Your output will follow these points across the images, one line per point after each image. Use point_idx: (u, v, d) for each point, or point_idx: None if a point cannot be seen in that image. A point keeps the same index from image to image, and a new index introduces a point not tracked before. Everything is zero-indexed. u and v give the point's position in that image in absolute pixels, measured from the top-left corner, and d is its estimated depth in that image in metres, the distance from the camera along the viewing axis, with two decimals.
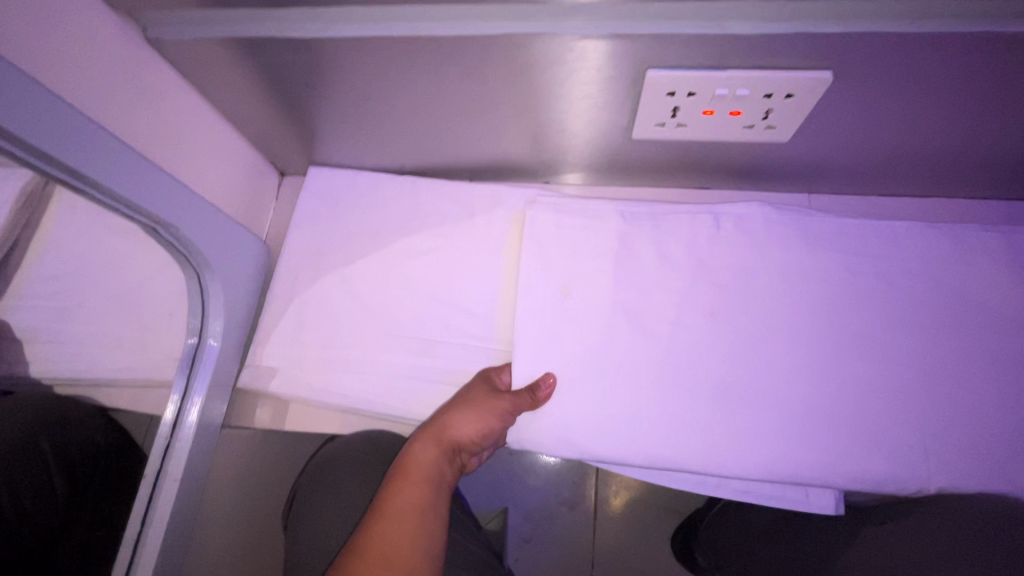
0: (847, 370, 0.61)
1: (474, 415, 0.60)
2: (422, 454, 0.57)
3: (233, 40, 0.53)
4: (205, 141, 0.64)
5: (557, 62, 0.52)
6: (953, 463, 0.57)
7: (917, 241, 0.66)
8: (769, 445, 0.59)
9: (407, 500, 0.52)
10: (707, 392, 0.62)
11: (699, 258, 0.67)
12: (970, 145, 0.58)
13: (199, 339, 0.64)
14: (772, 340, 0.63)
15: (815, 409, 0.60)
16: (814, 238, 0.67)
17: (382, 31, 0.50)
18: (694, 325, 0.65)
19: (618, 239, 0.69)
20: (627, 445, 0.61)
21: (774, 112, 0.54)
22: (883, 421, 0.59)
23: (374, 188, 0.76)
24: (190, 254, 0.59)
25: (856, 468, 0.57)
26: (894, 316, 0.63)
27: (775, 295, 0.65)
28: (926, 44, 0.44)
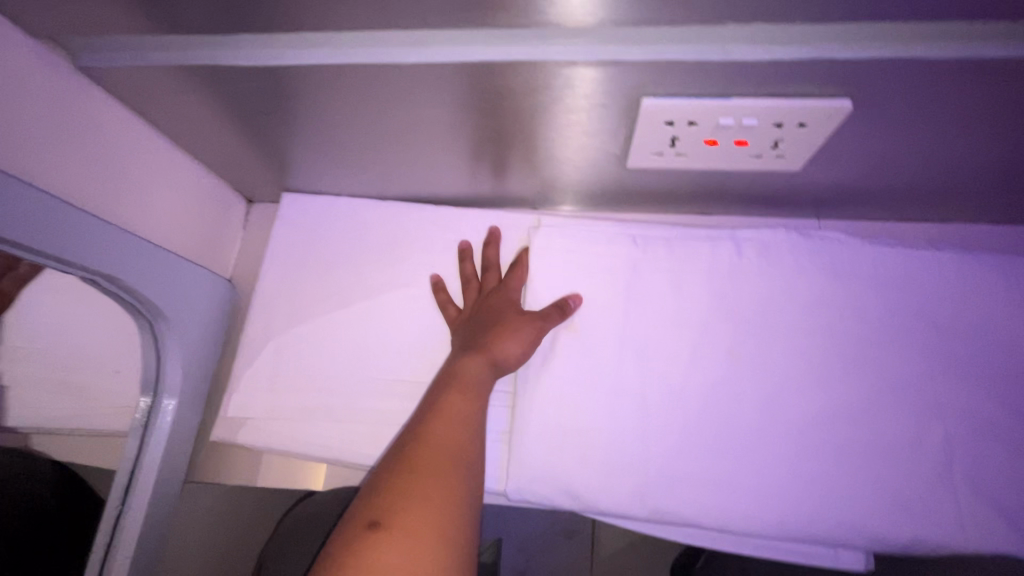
0: (877, 416, 0.57)
1: (524, 342, 0.57)
2: (464, 383, 0.52)
3: (177, 68, 0.47)
4: (155, 174, 0.58)
5: (541, 90, 0.46)
6: (984, 518, 0.53)
7: (957, 276, 0.60)
8: (791, 494, 0.55)
9: (449, 440, 0.47)
10: (723, 433, 0.57)
11: (720, 291, 0.62)
12: (1001, 178, 0.53)
13: (153, 399, 0.59)
14: (789, 384, 0.58)
15: (846, 456, 0.56)
16: (844, 269, 0.61)
17: (345, 58, 0.44)
18: (709, 356, 0.59)
19: (628, 268, 0.63)
20: (639, 502, 0.56)
21: (784, 141, 0.48)
22: (914, 475, 0.55)
23: (349, 221, 0.70)
24: (138, 302, 0.54)
25: (884, 526, 0.54)
26: (930, 360, 0.58)
27: (793, 322, 0.60)
28: (964, 72, 0.39)
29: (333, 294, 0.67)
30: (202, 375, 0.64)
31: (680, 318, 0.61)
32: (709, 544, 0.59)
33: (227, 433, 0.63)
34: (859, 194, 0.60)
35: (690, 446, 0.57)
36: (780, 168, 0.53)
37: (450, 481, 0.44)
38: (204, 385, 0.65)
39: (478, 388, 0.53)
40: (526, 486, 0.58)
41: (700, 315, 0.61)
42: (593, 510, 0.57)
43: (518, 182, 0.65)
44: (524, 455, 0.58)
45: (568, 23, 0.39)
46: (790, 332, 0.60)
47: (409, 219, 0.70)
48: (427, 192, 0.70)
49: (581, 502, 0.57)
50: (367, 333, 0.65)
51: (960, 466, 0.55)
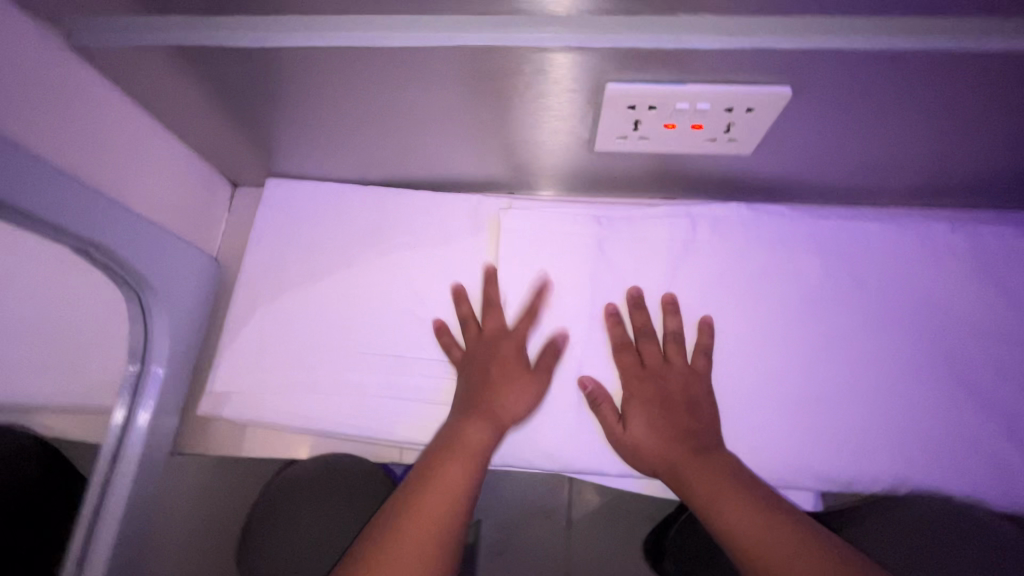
0: (820, 372, 0.62)
1: (529, 394, 0.60)
2: (462, 451, 0.55)
3: (168, 49, 0.50)
4: (144, 153, 0.60)
5: (516, 73, 0.50)
6: (923, 462, 0.59)
7: (887, 242, 0.66)
8: (744, 445, 0.60)
9: (452, 484, 0.52)
10: None
11: (678, 261, 0.66)
12: (930, 162, 0.59)
13: (140, 366, 0.60)
14: (746, 352, 0.63)
15: (791, 407, 0.61)
16: (790, 240, 0.66)
17: (329, 40, 0.47)
18: (674, 324, 0.64)
19: (594, 245, 0.67)
20: (608, 458, 0.61)
21: (736, 125, 0.53)
22: (851, 423, 0.60)
23: (333, 204, 0.73)
24: (128, 276, 0.56)
25: (826, 468, 0.59)
26: (864, 319, 0.64)
27: (745, 295, 0.65)
28: (885, 61, 0.44)
29: (318, 273, 0.70)
30: (188, 350, 0.65)
31: (646, 291, 0.66)
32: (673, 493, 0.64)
33: (213, 405, 0.65)
34: (809, 177, 0.65)
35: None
36: (735, 151, 0.58)
37: (430, 539, 0.48)
38: (190, 360, 0.66)
39: (477, 455, 0.55)
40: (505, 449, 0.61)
41: (665, 287, 0.66)
42: (566, 469, 0.61)
43: (494, 164, 0.68)
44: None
45: (557, 10, 0.43)
46: (747, 306, 0.64)
47: (391, 202, 0.73)
48: (408, 175, 0.73)
49: (554, 459, 0.61)
50: (351, 310, 0.68)
51: (900, 419, 0.60)
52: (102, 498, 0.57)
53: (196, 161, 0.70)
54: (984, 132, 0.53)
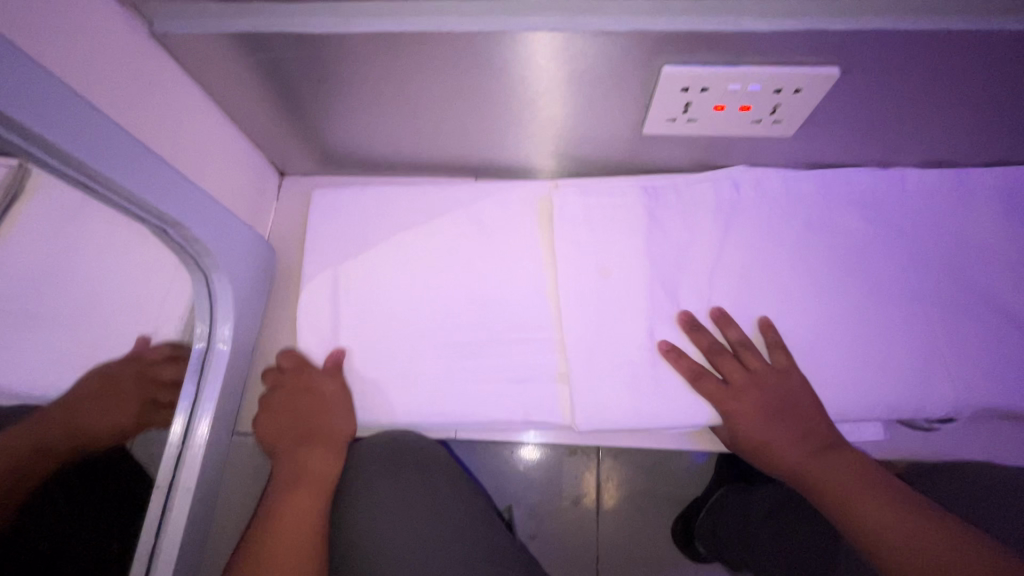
0: (873, 313, 0.64)
1: (347, 422, 0.65)
2: (283, 517, 0.58)
3: (245, 35, 0.52)
4: (209, 140, 0.63)
5: (577, 58, 0.52)
6: (978, 387, 0.61)
7: (922, 188, 0.68)
8: (812, 391, 0.62)
9: (302, 512, 0.58)
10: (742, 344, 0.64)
11: (726, 221, 0.68)
12: (960, 139, 0.62)
13: (208, 342, 0.62)
14: (803, 312, 0.65)
15: (851, 353, 0.63)
16: (834, 194, 0.69)
17: (401, 26, 0.50)
18: (724, 285, 0.66)
19: (645, 216, 0.69)
20: (691, 410, 0.62)
21: (781, 107, 0.56)
22: (907, 359, 0.62)
23: (381, 199, 0.74)
24: (197, 254, 0.58)
25: (891, 406, 0.61)
26: (910, 258, 0.66)
27: (794, 251, 0.67)
28: (929, 40, 0.47)
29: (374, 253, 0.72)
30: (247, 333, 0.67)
31: (690, 268, 0.68)
32: None
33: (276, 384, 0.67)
34: (843, 159, 0.68)
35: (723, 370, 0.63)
36: (777, 133, 0.61)
37: None
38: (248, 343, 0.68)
39: (303, 524, 0.58)
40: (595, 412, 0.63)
41: (714, 247, 0.68)
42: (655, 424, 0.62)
43: (538, 149, 0.71)
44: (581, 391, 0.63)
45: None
46: (798, 276, 0.66)
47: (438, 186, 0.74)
48: (454, 159, 0.75)
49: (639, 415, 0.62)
50: (404, 288, 0.70)
51: (964, 364, 0.62)
52: (176, 467, 0.60)
53: (249, 150, 0.72)
54: (1013, 109, 0.56)
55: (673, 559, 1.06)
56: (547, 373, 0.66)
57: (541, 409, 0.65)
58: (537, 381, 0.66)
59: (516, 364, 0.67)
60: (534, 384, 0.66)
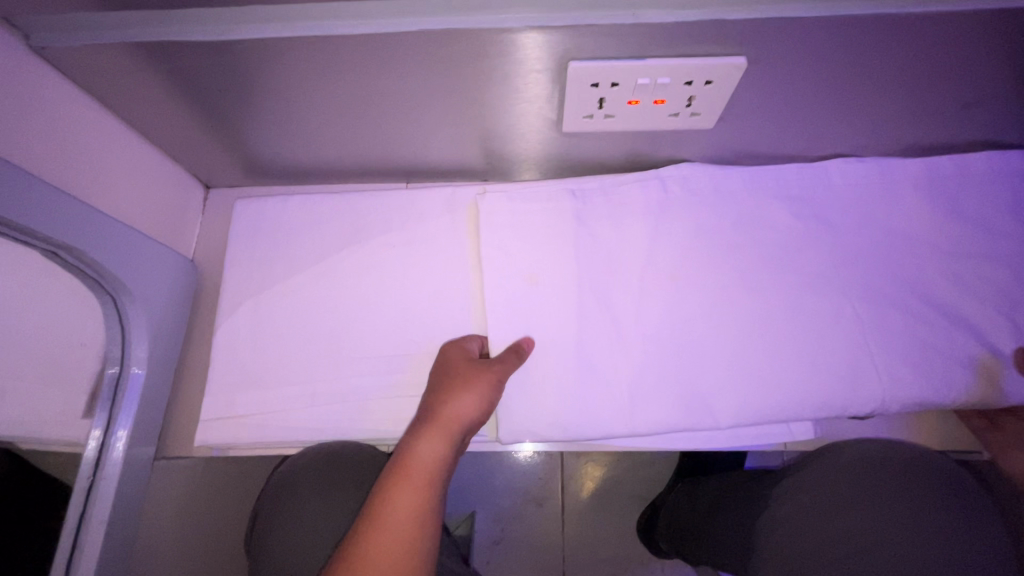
0: (799, 308, 0.64)
1: (475, 398, 0.57)
2: (379, 518, 0.49)
3: (133, 47, 0.50)
4: (112, 156, 0.60)
5: (479, 57, 0.51)
6: (907, 380, 0.61)
7: (849, 181, 0.68)
8: (740, 392, 0.61)
9: (409, 511, 0.49)
10: (672, 347, 0.63)
11: (655, 220, 0.68)
12: (882, 123, 0.62)
13: (121, 368, 0.60)
14: (732, 307, 0.64)
15: (777, 351, 0.63)
16: (758, 188, 0.69)
17: (293, 32, 0.48)
18: (657, 286, 0.65)
19: (573, 215, 0.69)
20: (620, 420, 0.61)
21: (696, 99, 0.55)
22: (836, 353, 0.62)
23: (310, 201, 0.73)
24: (101, 276, 0.56)
25: (819, 401, 0.61)
26: (837, 252, 0.66)
27: (722, 249, 0.67)
28: (830, 27, 0.46)
29: (304, 269, 0.70)
30: (167, 354, 0.65)
31: (627, 265, 0.67)
32: (687, 445, 0.64)
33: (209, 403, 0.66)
34: (772, 148, 0.68)
35: (652, 368, 0.63)
36: (697, 126, 0.60)
37: None
38: (169, 364, 0.66)
39: (423, 515, 0.50)
40: (513, 425, 0.62)
41: (647, 247, 0.67)
42: (579, 436, 0.62)
43: (465, 151, 0.70)
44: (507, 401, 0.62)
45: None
46: (724, 270, 0.66)
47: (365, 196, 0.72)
48: (382, 164, 0.73)
49: (562, 426, 0.62)
50: (334, 300, 0.68)
51: (891, 359, 0.62)
52: (88, 501, 0.57)
53: (166, 163, 0.69)
54: (925, 94, 0.56)
55: (639, 555, 1.05)
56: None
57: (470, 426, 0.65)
58: None
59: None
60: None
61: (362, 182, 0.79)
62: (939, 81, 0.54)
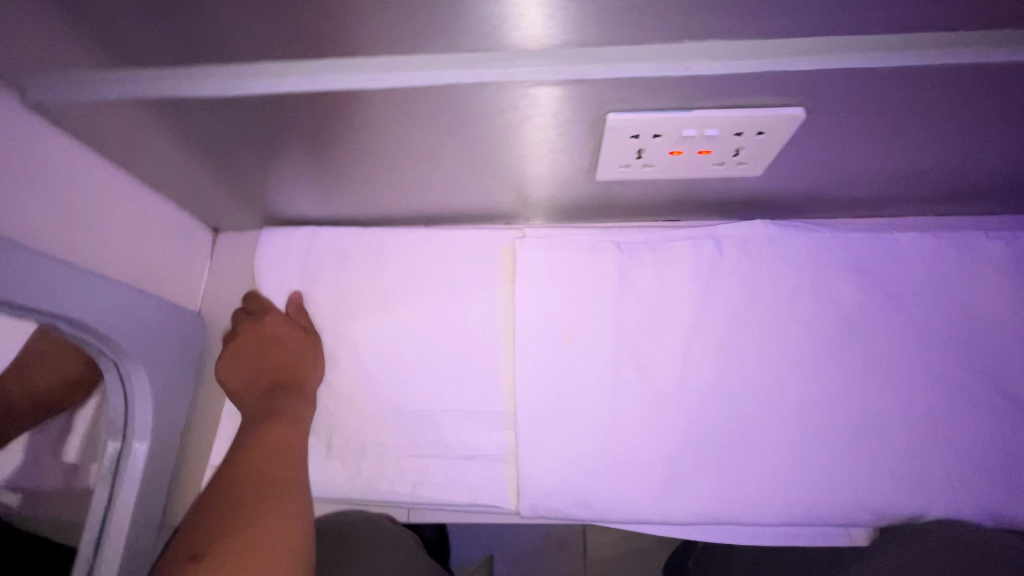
0: (857, 398, 0.60)
1: None
2: None
3: (136, 102, 0.46)
4: (117, 209, 0.57)
5: (509, 108, 0.46)
6: (977, 489, 0.57)
7: (923, 257, 0.63)
8: (788, 481, 0.58)
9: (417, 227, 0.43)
10: (715, 434, 0.59)
11: (705, 286, 0.64)
12: (947, 168, 0.57)
13: (122, 444, 0.57)
14: (786, 391, 0.60)
15: (832, 435, 0.59)
16: (823, 251, 0.64)
17: (307, 87, 0.43)
18: (705, 362, 0.62)
19: (617, 274, 0.64)
20: (655, 503, 0.58)
21: (745, 149, 0.51)
22: (897, 453, 0.58)
23: (333, 238, 0.69)
24: (102, 343, 0.52)
25: (875, 501, 0.57)
26: (904, 337, 0.61)
27: (774, 321, 0.62)
28: (909, 76, 0.41)
29: (324, 326, 0.66)
30: (173, 416, 0.61)
31: (666, 323, 0.63)
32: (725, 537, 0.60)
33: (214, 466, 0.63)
34: (820, 192, 0.62)
35: (696, 447, 0.59)
36: (743, 175, 0.56)
37: None
38: (176, 425, 0.62)
39: None
40: (537, 499, 0.59)
41: (694, 314, 0.63)
42: (607, 519, 0.59)
43: (490, 198, 0.65)
44: (530, 471, 0.59)
45: (530, 45, 0.40)
46: (774, 344, 0.62)
47: (387, 236, 0.68)
48: (401, 215, 0.69)
49: (593, 509, 0.59)
50: (355, 359, 0.65)
51: (957, 454, 0.58)
52: None
53: (173, 211, 0.66)
54: (998, 140, 0.51)
55: None
56: (496, 453, 0.62)
57: (485, 497, 0.61)
58: (481, 464, 0.62)
59: (473, 442, 0.62)
60: (487, 465, 0.62)
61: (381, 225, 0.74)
62: (1010, 130, 0.49)
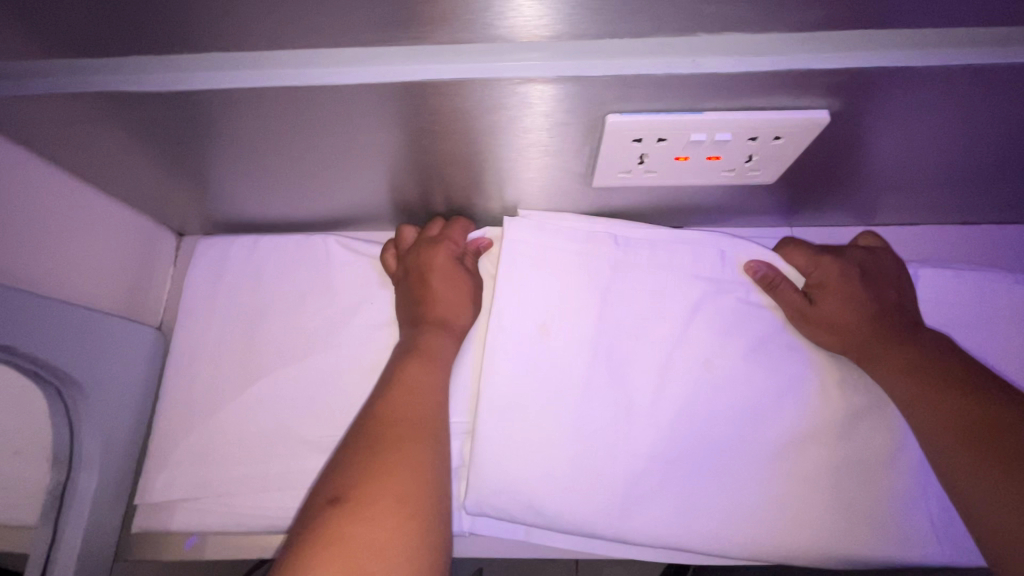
0: (851, 417, 0.57)
1: (463, 301, 0.60)
2: (427, 354, 0.54)
3: (69, 97, 0.40)
4: (61, 214, 0.51)
5: (496, 108, 0.41)
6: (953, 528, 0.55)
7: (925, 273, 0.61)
8: (764, 513, 0.54)
9: (418, 379, 0.51)
10: (699, 464, 0.56)
11: (696, 295, 0.60)
12: (974, 175, 0.53)
13: (67, 476, 0.51)
14: (781, 411, 0.57)
15: (825, 465, 0.55)
16: None
17: (263, 80, 0.38)
18: (690, 373, 0.58)
19: (606, 269, 0.61)
20: (611, 523, 0.55)
21: (756, 156, 0.46)
22: (881, 483, 0.55)
23: (304, 246, 0.65)
24: (47, 371, 0.47)
25: (849, 534, 0.54)
26: None
27: (768, 338, 0.59)
28: (947, 79, 0.37)
29: (287, 327, 0.63)
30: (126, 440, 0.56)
31: (659, 333, 0.59)
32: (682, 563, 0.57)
33: (176, 492, 0.58)
34: (833, 201, 0.58)
35: (675, 475, 0.55)
36: (753, 182, 0.51)
37: (421, 458, 0.44)
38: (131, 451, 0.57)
39: (440, 359, 0.55)
40: (486, 502, 0.56)
41: (683, 320, 0.59)
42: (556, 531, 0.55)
43: (473, 202, 0.60)
44: (481, 470, 0.56)
45: (526, 37, 0.35)
46: (770, 363, 0.58)
47: (367, 246, 0.66)
48: (381, 216, 0.64)
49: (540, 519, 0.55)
50: (321, 366, 0.62)
51: (930, 495, 0.55)
52: None
53: (132, 215, 0.60)
54: None
55: None
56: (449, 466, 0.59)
57: None
58: None
59: None
60: None
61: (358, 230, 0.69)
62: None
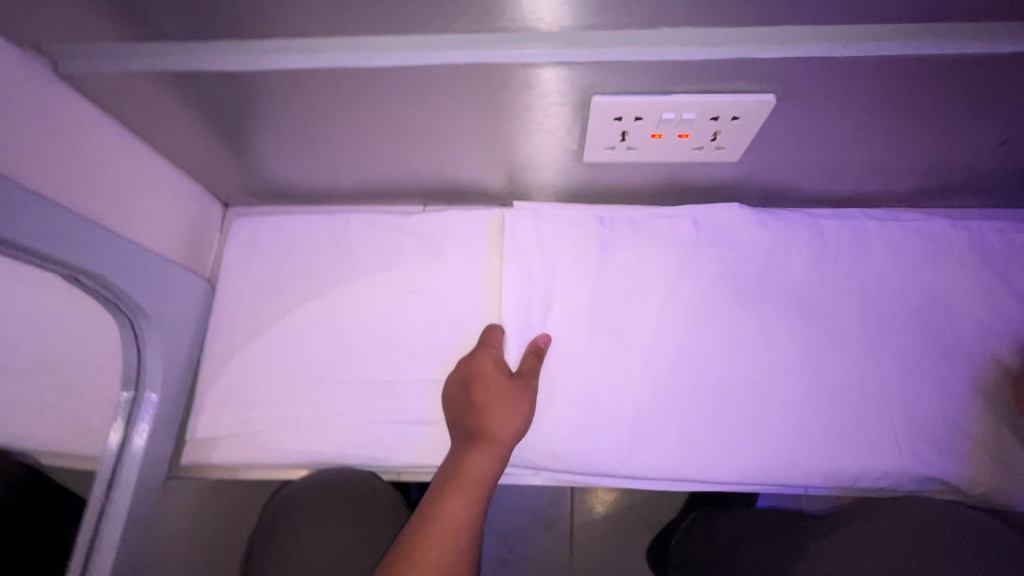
0: (819, 369, 0.64)
1: (519, 415, 0.58)
2: (467, 483, 0.53)
3: (157, 75, 0.50)
4: (135, 177, 0.61)
5: (502, 88, 0.50)
6: (923, 462, 0.61)
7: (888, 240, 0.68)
8: (737, 447, 0.62)
9: (461, 520, 0.51)
10: (678, 405, 0.64)
11: (678, 261, 0.68)
12: (919, 159, 0.60)
13: (135, 392, 0.63)
14: (749, 364, 0.65)
15: (790, 406, 0.63)
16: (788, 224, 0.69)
17: (312, 62, 0.47)
18: (673, 329, 0.66)
19: (596, 245, 0.69)
20: (616, 458, 0.63)
21: (721, 134, 0.54)
22: (845, 423, 0.62)
23: (327, 222, 0.74)
24: (120, 300, 0.57)
25: (817, 464, 0.61)
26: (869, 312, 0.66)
27: (742, 299, 0.67)
28: (873, 66, 0.45)
29: (320, 283, 0.72)
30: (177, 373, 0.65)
31: (644, 293, 0.67)
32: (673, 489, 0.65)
33: (218, 421, 0.67)
34: (799, 182, 0.66)
35: (658, 413, 0.64)
36: (722, 159, 0.59)
37: None
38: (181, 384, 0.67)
39: (481, 488, 0.53)
40: None
41: (667, 283, 0.68)
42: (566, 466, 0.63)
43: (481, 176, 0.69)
44: None
45: (521, 28, 0.43)
46: (740, 320, 0.66)
47: (387, 216, 0.74)
48: (400, 189, 0.73)
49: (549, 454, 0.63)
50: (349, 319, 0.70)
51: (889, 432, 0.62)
52: (99, 527, 0.59)
53: (188, 183, 0.70)
54: (966, 132, 0.54)
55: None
56: None
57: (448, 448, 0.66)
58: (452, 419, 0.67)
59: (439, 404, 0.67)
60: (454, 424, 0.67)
61: (380, 203, 0.79)
62: (965, 122, 0.52)
